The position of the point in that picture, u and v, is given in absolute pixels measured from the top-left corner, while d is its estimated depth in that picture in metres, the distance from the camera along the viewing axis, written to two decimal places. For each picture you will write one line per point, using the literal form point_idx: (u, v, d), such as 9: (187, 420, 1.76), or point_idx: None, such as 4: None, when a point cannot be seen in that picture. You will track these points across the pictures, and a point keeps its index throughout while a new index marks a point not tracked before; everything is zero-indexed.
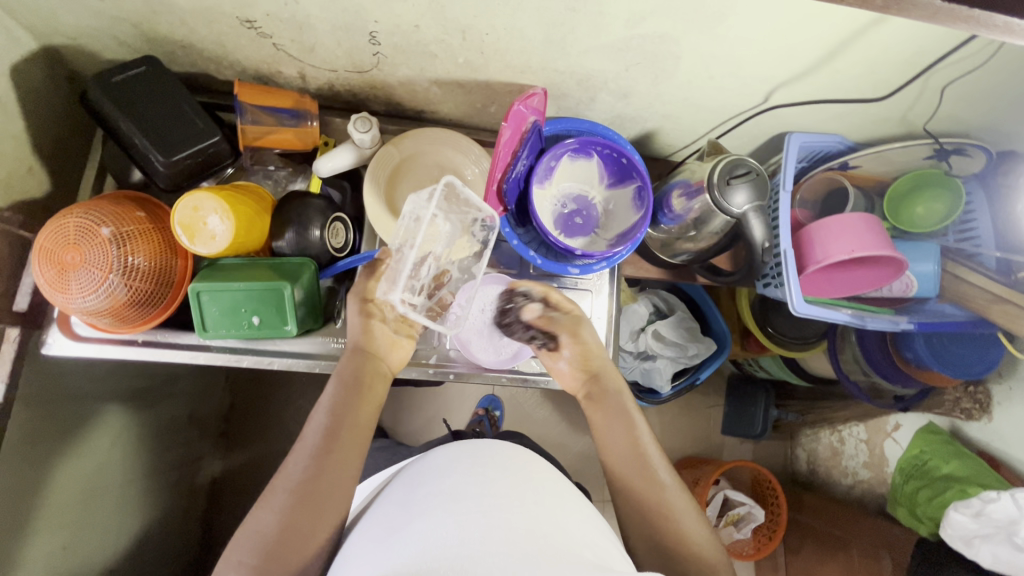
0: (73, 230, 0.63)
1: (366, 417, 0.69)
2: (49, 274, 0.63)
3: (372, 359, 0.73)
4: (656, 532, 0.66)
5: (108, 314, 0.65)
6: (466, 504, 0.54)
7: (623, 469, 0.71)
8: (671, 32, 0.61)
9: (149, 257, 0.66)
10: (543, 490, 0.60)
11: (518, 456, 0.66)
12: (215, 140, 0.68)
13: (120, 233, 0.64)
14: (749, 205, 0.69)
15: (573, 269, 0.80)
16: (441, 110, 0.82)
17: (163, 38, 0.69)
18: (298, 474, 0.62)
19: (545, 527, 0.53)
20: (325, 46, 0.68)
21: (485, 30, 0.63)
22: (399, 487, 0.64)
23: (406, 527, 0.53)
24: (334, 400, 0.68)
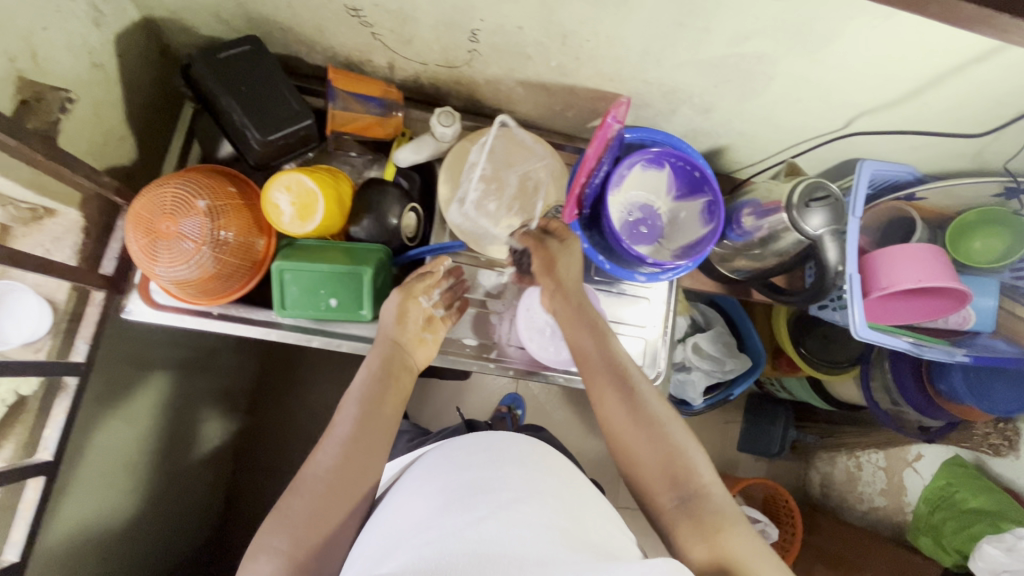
0: (169, 199, 0.64)
1: (393, 408, 0.67)
2: (144, 241, 0.64)
3: (402, 352, 0.72)
4: (658, 466, 0.64)
5: (196, 285, 0.67)
6: (484, 500, 0.54)
7: (610, 409, 0.67)
8: (770, 53, 0.62)
9: (238, 233, 0.68)
10: (558, 479, 0.62)
11: (540, 452, 0.67)
12: (307, 123, 0.69)
13: (214, 208, 0.65)
14: (825, 229, 0.70)
15: (639, 277, 0.82)
16: (519, 110, 0.83)
17: (264, 19, 0.70)
18: (327, 460, 0.61)
19: (560, 521, 0.54)
20: (423, 40, 0.69)
21: (586, 37, 0.64)
22: (417, 478, 0.65)
23: (427, 523, 0.53)
24: (363, 392, 0.67)
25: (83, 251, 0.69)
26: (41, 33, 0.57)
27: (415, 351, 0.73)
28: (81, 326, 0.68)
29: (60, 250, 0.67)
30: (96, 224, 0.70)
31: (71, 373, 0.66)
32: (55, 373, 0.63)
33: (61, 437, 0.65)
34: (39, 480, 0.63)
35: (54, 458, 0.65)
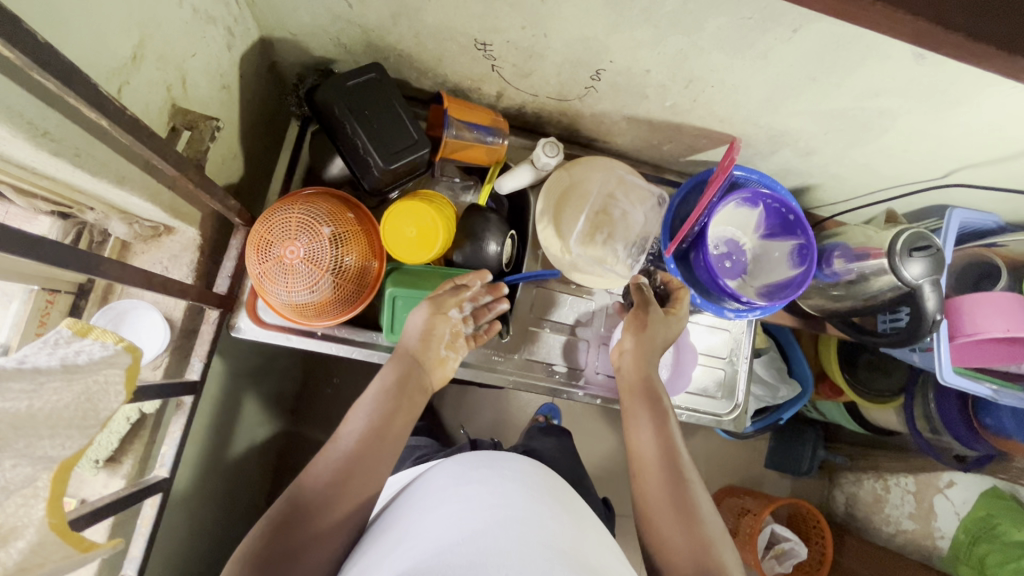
0: (295, 225, 0.65)
1: (400, 427, 0.65)
2: (267, 265, 0.66)
3: (420, 372, 0.69)
4: (681, 531, 0.62)
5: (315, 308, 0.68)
6: (482, 516, 0.56)
7: (651, 470, 0.68)
8: (894, 109, 0.63)
9: (356, 260, 0.69)
10: (556, 504, 0.64)
11: (538, 479, 0.69)
12: (424, 152, 0.69)
13: (337, 235, 0.66)
14: (925, 278, 0.71)
15: (727, 313, 0.83)
16: (615, 141, 0.85)
17: (385, 46, 0.71)
18: (327, 465, 0.60)
19: (557, 542, 0.54)
20: (543, 75, 0.70)
21: (711, 83, 0.65)
22: (416, 501, 0.65)
23: (423, 535, 0.54)
24: (375, 405, 0.65)
25: (198, 270, 0.69)
26: (190, 60, 0.57)
27: (434, 370, 0.71)
28: (196, 344, 0.69)
29: (178, 268, 0.68)
30: (209, 242, 0.70)
31: (188, 392, 0.66)
32: (178, 392, 0.64)
33: (176, 455, 0.66)
34: (157, 497, 0.64)
35: (170, 475, 0.65)
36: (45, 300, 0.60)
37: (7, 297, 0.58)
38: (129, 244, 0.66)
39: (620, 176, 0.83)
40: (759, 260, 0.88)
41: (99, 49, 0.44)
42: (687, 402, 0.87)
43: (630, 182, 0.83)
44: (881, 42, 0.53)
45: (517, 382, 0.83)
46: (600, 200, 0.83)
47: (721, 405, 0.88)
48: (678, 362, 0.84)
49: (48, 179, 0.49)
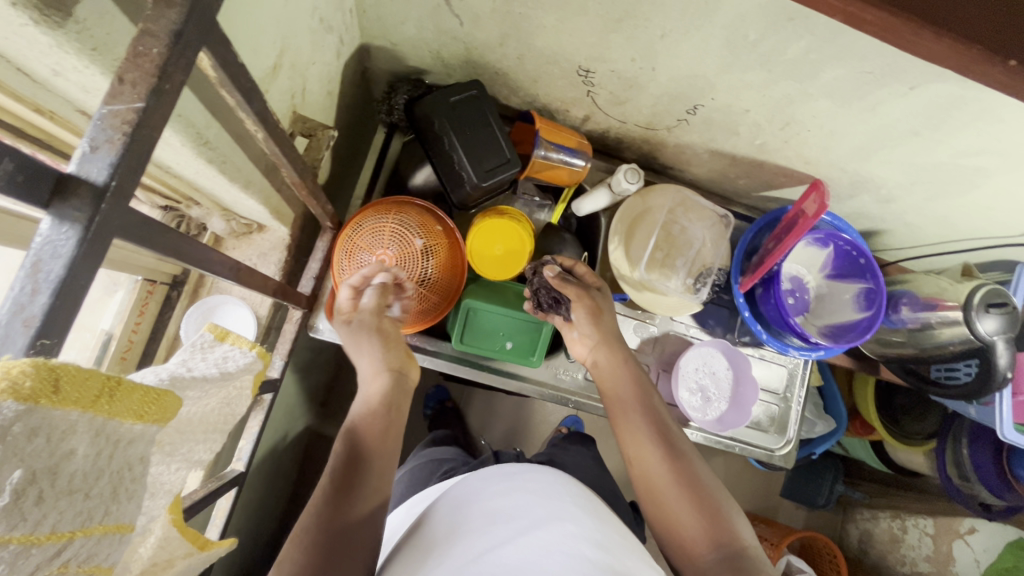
0: (389, 235, 0.67)
1: (394, 438, 0.62)
2: (358, 274, 0.68)
3: (400, 377, 0.65)
4: (693, 511, 0.60)
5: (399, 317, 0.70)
6: (501, 529, 0.57)
7: (651, 464, 0.64)
8: (990, 168, 0.64)
9: (442, 271, 0.71)
10: (584, 510, 0.63)
11: (570, 492, 0.67)
12: (516, 171, 0.71)
13: (427, 247, 0.69)
14: (999, 334, 0.72)
15: (791, 350, 0.84)
16: (691, 171, 0.85)
17: (484, 63, 0.72)
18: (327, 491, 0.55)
19: (587, 549, 0.54)
20: (638, 104, 0.71)
21: (808, 127, 0.66)
22: (442, 512, 0.64)
23: (450, 550, 0.55)
24: (366, 422, 0.61)
25: (285, 269, 0.70)
26: (310, 67, 0.58)
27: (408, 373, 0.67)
28: (279, 342, 0.70)
29: (266, 266, 0.69)
30: (296, 242, 0.71)
31: (269, 390, 0.67)
32: (262, 390, 0.65)
33: (253, 450, 0.67)
34: (232, 491, 0.65)
35: (245, 470, 0.66)
36: (146, 290, 0.61)
37: (113, 285, 0.59)
38: (222, 240, 0.67)
39: (684, 197, 0.86)
40: (823, 299, 0.88)
41: (249, 59, 0.45)
42: (742, 435, 0.88)
43: (694, 203, 0.86)
44: (997, 106, 0.54)
45: (578, 405, 0.81)
46: (665, 219, 0.86)
47: (771, 440, 0.89)
48: (736, 391, 0.83)
49: (178, 177, 0.50)
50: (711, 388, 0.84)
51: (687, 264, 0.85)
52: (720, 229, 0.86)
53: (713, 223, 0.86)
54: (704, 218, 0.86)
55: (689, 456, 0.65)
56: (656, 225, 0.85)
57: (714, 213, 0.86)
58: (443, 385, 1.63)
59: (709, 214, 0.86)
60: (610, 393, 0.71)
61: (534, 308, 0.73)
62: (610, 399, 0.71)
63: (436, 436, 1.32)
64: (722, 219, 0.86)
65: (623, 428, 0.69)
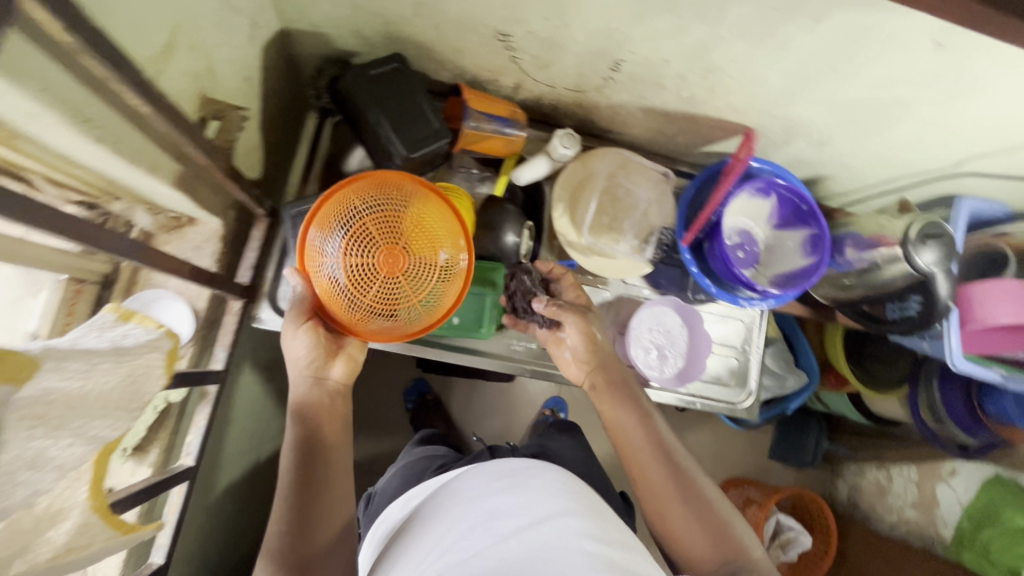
0: (367, 253, 0.61)
1: (334, 436, 0.67)
2: (404, 268, 0.62)
3: (321, 380, 0.68)
4: (694, 523, 0.64)
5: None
6: (503, 523, 0.60)
7: (654, 474, 0.68)
8: (910, 98, 0.65)
9: (417, 206, 0.64)
10: (584, 504, 0.65)
11: (565, 480, 0.71)
12: (446, 142, 0.70)
13: (376, 208, 0.62)
14: (937, 265, 0.73)
15: (740, 302, 0.84)
16: (630, 133, 0.86)
17: (405, 37, 0.71)
18: (282, 516, 0.60)
19: (587, 544, 0.57)
20: (562, 65, 0.71)
21: (730, 73, 0.66)
22: (445, 515, 0.68)
23: (454, 546, 0.60)
24: (304, 430, 0.65)
25: (221, 260, 0.69)
26: (216, 50, 0.58)
27: (332, 368, 0.69)
28: (219, 333, 0.69)
29: (201, 258, 0.68)
30: (231, 233, 0.71)
31: (212, 382, 0.67)
32: (203, 381, 0.64)
33: (202, 443, 0.66)
34: (184, 485, 0.65)
35: (195, 464, 0.66)
36: (72, 288, 0.61)
37: (34, 287, 0.57)
38: (152, 236, 0.66)
39: (623, 159, 0.86)
40: (771, 250, 0.88)
41: (136, 40, 0.44)
42: (702, 391, 0.88)
43: (635, 163, 0.86)
44: (900, 31, 0.54)
45: (535, 373, 0.84)
46: (608, 183, 0.86)
47: (733, 393, 0.89)
48: (693, 343, 0.84)
49: (82, 168, 0.49)
50: (667, 346, 0.84)
51: (633, 226, 0.86)
52: (660, 187, 0.87)
53: (657, 181, 0.87)
54: (647, 177, 0.87)
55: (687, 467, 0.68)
56: (599, 189, 0.86)
57: (654, 170, 0.87)
58: (423, 378, 1.63)
59: (654, 172, 0.87)
60: (608, 413, 0.73)
61: (510, 315, 0.79)
62: (601, 406, 0.74)
63: (421, 435, 1.31)
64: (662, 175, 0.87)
65: (624, 441, 0.71)
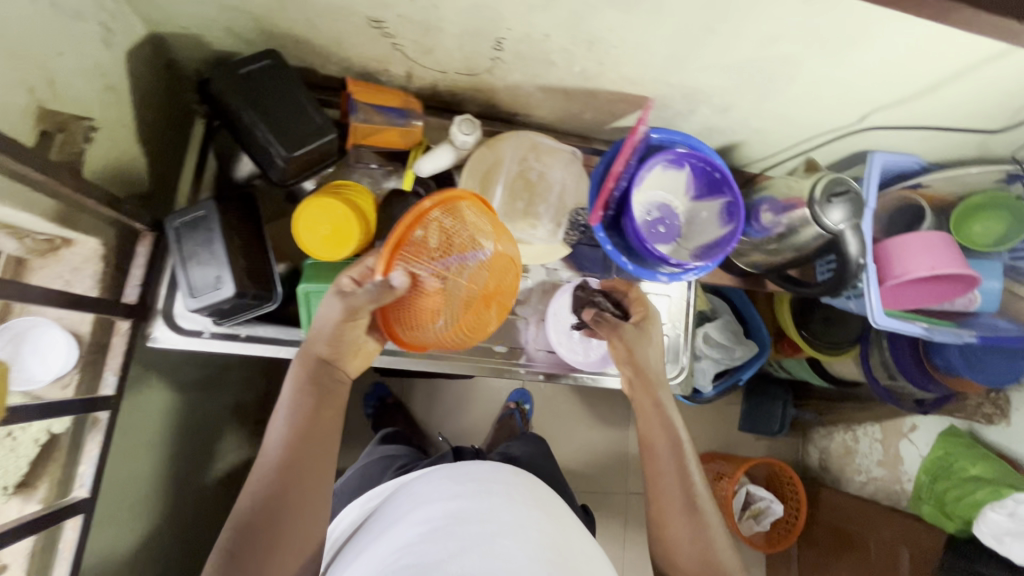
0: (463, 307, 0.66)
1: (328, 419, 0.65)
2: (500, 285, 0.68)
3: (331, 365, 0.66)
4: (686, 527, 0.67)
5: (232, 292, 0.64)
6: (470, 528, 0.63)
7: (667, 487, 0.69)
8: (795, 55, 0.63)
9: (461, 241, 0.63)
10: (542, 511, 0.71)
11: (523, 486, 0.76)
12: (331, 137, 0.67)
13: (441, 273, 0.62)
14: (846, 223, 0.72)
15: (661, 277, 0.82)
16: (536, 114, 0.83)
17: (279, 32, 0.67)
18: (238, 554, 0.56)
19: (545, 549, 0.63)
20: (445, 49, 0.68)
21: (613, 43, 0.64)
22: (399, 517, 0.69)
23: (413, 545, 0.61)
24: (300, 406, 0.63)
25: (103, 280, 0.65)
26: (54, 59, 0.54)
27: (348, 360, 0.67)
28: (108, 357, 0.66)
29: (82, 280, 0.63)
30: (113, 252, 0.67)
31: (102, 408, 0.64)
32: (88, 409, 0.61)
33: (95, 474, 0.63)
34: (78, 519, 0.61)
35: (91, 496, 0.63)
36: None
37: None
38: None
39: (532, 142, 0.84)
40: (692, 222, 0.87)
41: None
42: None
43: (544, 145, 0.84)
44: None
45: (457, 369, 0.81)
46: (519, 168, 0.83)
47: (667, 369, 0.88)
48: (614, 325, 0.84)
49: None
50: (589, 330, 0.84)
51: (549, 208, 0.84)
52: (572, 166, 0.85)
53: (568, 159, 0.85)
54: (558, 157, 0.85)
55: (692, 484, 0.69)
56: (510, 175, 0.83)
57: (563, 149, 0.85)
58: (381, 382, 1.60)
59: (565, 151, 0.85)
60: (642, 418, 0.73)
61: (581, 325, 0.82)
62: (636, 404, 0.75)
63: (382, 434, 1.28)
64: (569, 153, 0.85)
65: (649, 447, 0.72)
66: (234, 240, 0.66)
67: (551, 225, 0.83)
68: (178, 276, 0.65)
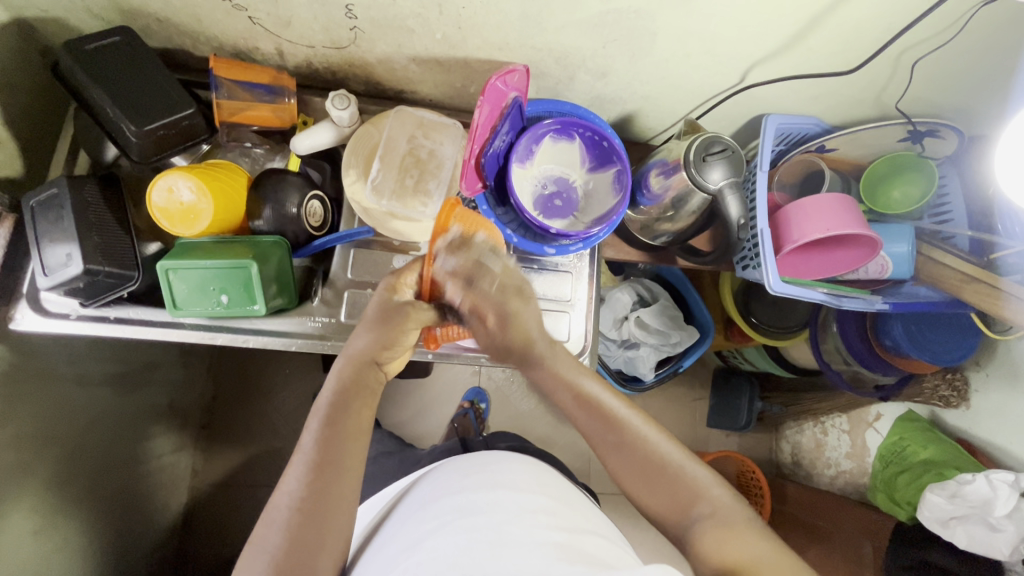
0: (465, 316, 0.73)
1: (366, 420, 0.63)
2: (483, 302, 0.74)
3: (371, 364, 0.65)
4: (640, 478, 0.64)
5: (80, 268, 0.63)
6: (477, 519, 0.60)
7: (598, 440, 0.67)
8: (646, 7, 0.61)
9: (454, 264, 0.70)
10: (551, 498, 0.66)
11: (533, 476, 0.71)
12: (191, 112, 0.68)
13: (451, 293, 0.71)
14: (725, 182, 0.70)
15: (550, 250, 0.80)
16: (422, 90, 0.82)
17: (135, 10, 0.67)
18: (274, 554, 0.54)
19: (554, 535, 0.58)
20: (302, 20, 0.67)
21: (461, 4, 0.63)
22: (412, 513, 0.67)
23: (422, 543, 0.59)
24: (330, 406, 0.62)
25: None
26: None
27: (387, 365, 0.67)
28: None
29: None
30: None
31: None
32: None
33: None
34: None
35: None
36: None
37: None
38: None
39: (416, 118, 0.81)
40: (590, 195, 0.84)
41: None
42: None
43: (430, 120, 0.81)
44: None
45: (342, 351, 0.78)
46: (408, 146, 0.80)
47: (571, 347, 0.85)
48: None
49: None
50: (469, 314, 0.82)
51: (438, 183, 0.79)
52: (459, 141, 0.82)
53: (455, 136, 0.82)
54: (447, 132, 0.82)
55: (636, 434, 0.66)
56: (398, 151, 0.79)
57: (449, 124, 0.83)
58: None
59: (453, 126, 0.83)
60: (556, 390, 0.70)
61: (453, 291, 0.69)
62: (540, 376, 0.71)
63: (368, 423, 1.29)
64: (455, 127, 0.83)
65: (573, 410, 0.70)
66: (89, 217, 0.65)
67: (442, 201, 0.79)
68: (33, 255, 0.65)
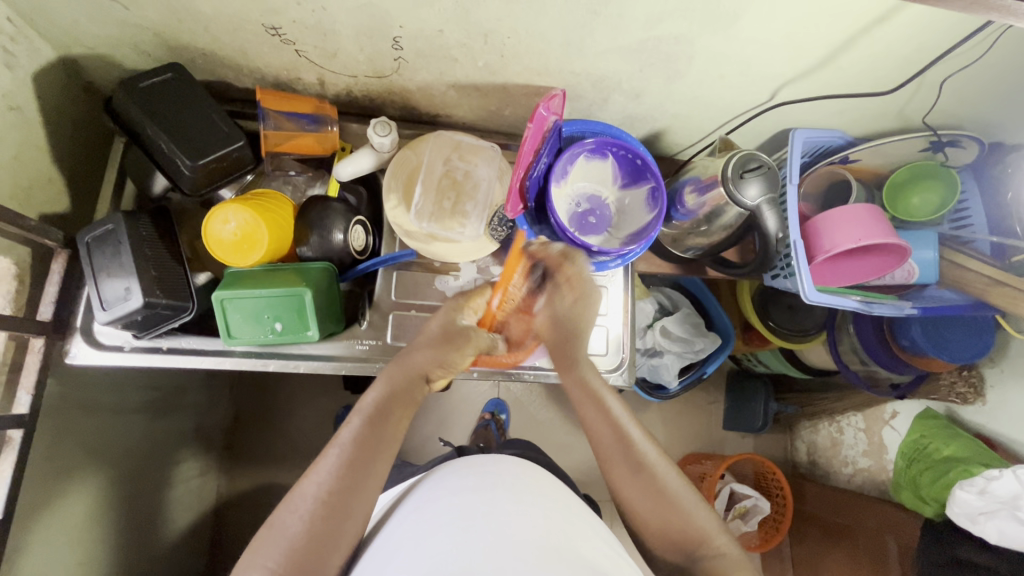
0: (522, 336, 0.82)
1: (401, 428, 0.67)
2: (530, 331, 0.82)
3: (418, 374, 0.70)
4: (650, 505, 0.67)
5: (140, 302, 0.64)
6: (473, 521, 0.60)
7: (614, 455, 0.71)
8: (686, 33, 0.63)
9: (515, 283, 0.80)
10: (551, 504, 0.66)
11: (534, 477, 0.72)
12: (241, 144, 0.69)
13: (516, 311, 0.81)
14: (762, 198, 0.73)
15: (589, 266, 0.81)
16: (457, 114, 0.84)
17: (184, 46, 0.69)
18: (293, 538, 0.56)
19: (547, 539, 0.59)
20: (348, 52, 0.69)
21: (507, 34, 0.65)
22: (409, 514, 0.66)
23: (417, 542, 0.59)
24: (375, 406, 0.66)
25: (17, 299, 0.65)
26: None
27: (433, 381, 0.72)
28: (22, 376, 0.65)
29: None
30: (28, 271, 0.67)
31: (15, 426, 0.63)
32: None
33: (11, 493, 0.62)
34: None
35: (6, 516, 0.62)
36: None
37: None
38: None
39: (453, 141, 0.82)
40: (623, 211, 0.86)
41: None
42: None
43: (466, 143, 0.82)
44: None
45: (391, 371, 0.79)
46: (444, 169, 0.81)
47: (609, 360, 0.87)
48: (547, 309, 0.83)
49: None
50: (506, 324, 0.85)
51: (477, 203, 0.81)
52: (495, 161, 0.83)
53: (491, 155, 0.83)
54: (483, 153, 0.83)
55: (650, 466, 0.69)
56: (435, 174, 0.80)
57: (484, 145, 0.83)
58: None
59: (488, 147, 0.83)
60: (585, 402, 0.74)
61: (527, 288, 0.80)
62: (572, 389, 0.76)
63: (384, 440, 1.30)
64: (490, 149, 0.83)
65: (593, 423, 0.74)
66: (145, 250, 0.66)
67: (481, 220, 0.79)
68: (91, 290, 0.66)
